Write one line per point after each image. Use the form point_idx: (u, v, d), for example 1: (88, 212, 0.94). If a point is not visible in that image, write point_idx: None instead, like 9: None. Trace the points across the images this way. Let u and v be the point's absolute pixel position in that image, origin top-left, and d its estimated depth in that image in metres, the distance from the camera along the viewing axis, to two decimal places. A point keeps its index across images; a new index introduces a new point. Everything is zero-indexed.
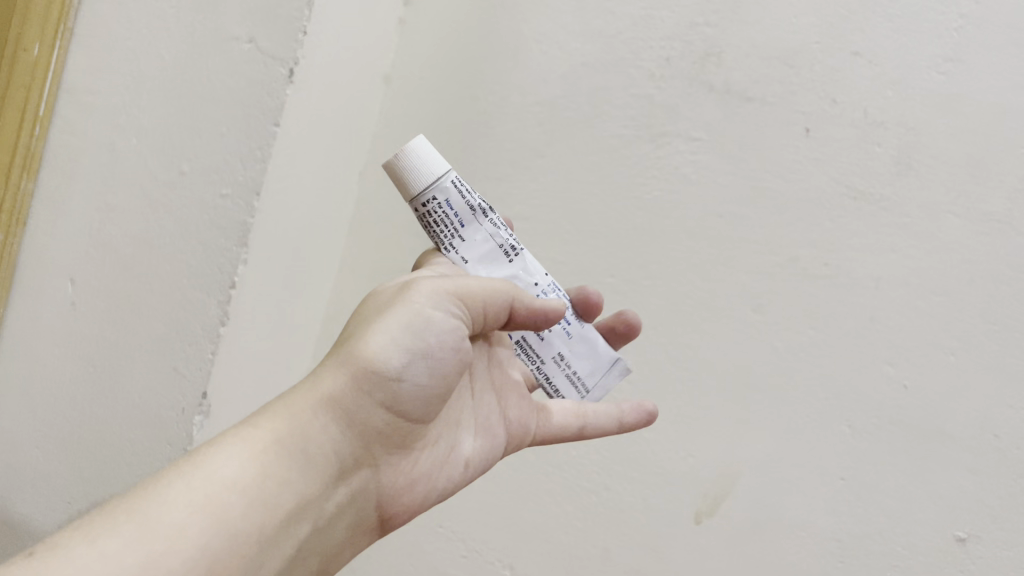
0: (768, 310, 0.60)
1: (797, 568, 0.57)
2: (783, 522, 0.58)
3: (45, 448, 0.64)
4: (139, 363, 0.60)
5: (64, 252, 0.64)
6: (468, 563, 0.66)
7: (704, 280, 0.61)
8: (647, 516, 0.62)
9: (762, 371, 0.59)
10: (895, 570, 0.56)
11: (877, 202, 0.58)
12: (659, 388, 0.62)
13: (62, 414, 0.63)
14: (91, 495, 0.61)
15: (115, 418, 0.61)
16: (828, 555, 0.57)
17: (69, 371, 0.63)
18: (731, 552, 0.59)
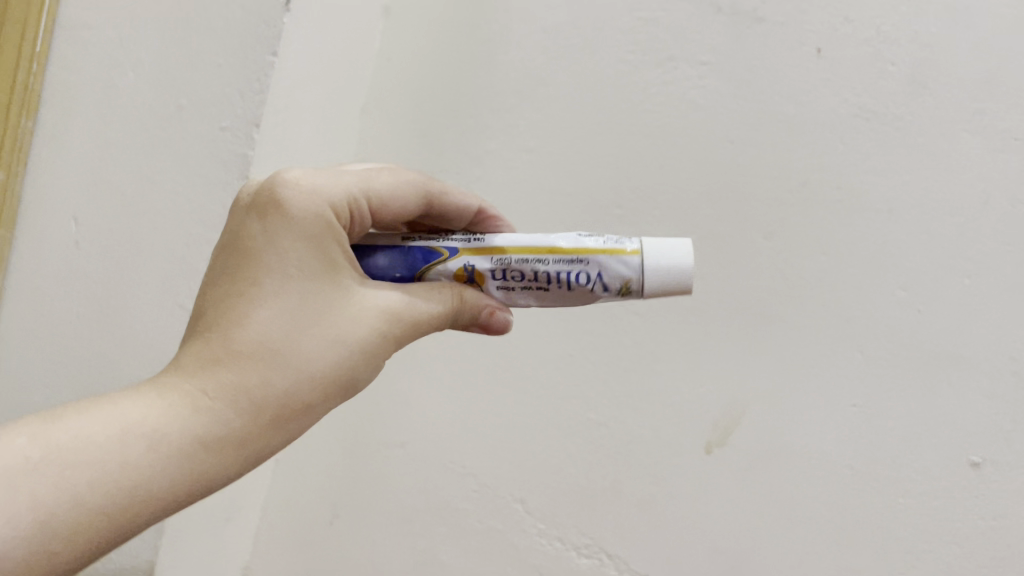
0: (778, 237, 0.59)
1: (809, 496, 0.57)
2: (795, 451, 0.57)
3: (54, 390, 0.64)
4: (144, 300, 0.60)
5: (67, 190, 0.64)
6: (479, 498, 0.66)
7: (714, 206, 0.60)
8: (658, 447, 0.61)
9: (772, 298, 0.58)
10: (909, 497, 0.54)
11: (891, 122, 0.56)
12: (670, 318, 0.62)
13: (70, 356, 0.63)
14: None
15: (123, 355, 0.61)
16: (841, 482, 0.56)
17: (77, 311, 0.63)
18: (741, 482, 0.58)
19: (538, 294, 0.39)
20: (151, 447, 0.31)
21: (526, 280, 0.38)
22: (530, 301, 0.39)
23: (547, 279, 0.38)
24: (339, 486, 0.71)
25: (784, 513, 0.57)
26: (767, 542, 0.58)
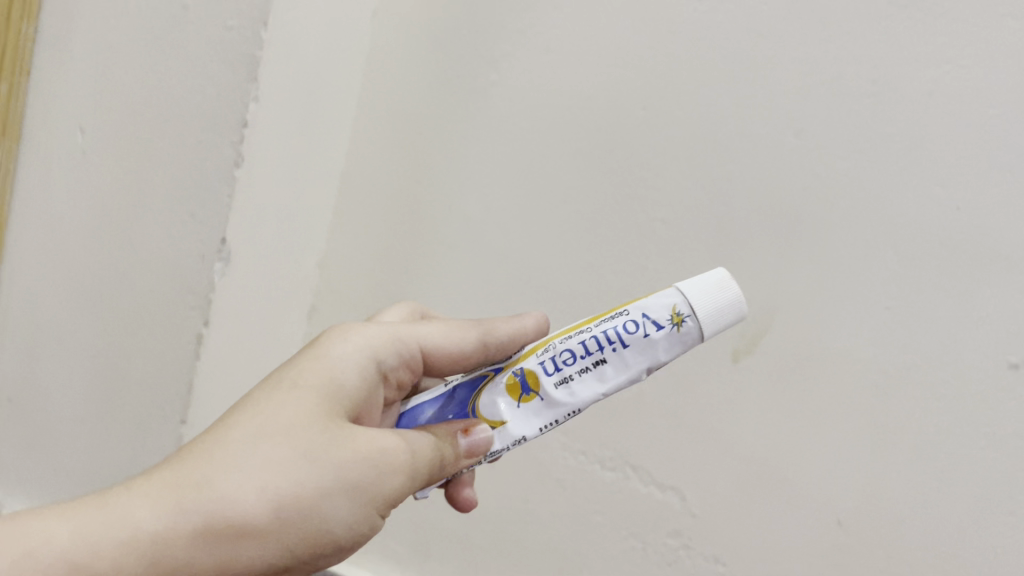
0: (807, 135, 0.55)
1: (836, 402, 0.54)
2: (825, 355, 0.55)
3: (78, 300, 0.65)
4: (157, 212, 0.60)
5: (78, 101, 0.64)
6: None
7: (737, 105, 0.57)
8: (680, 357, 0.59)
9: (802, 200, 0.55)
10: (943, 399, 0.51)
11: (928, 8, 0.51)
12: (692, 219, 0.58)
13: (93, 278, 0.64)
14: (121, 341, 0.63)
15: (140, 266, 0.62)
16: (873, 387, 0.53)
17: (94, 222, 0.64)
18: (763, 390, 0.57)
19: (596, 371, 0.38)
20: (155, 510, 0.32)
21: (582, 361, 0.39)
22: (591, 390, 0.38)
23: (600, 345, 0.38)
24: None
25: (811, 421, 0.55)
26: (789, 450, 0.56)
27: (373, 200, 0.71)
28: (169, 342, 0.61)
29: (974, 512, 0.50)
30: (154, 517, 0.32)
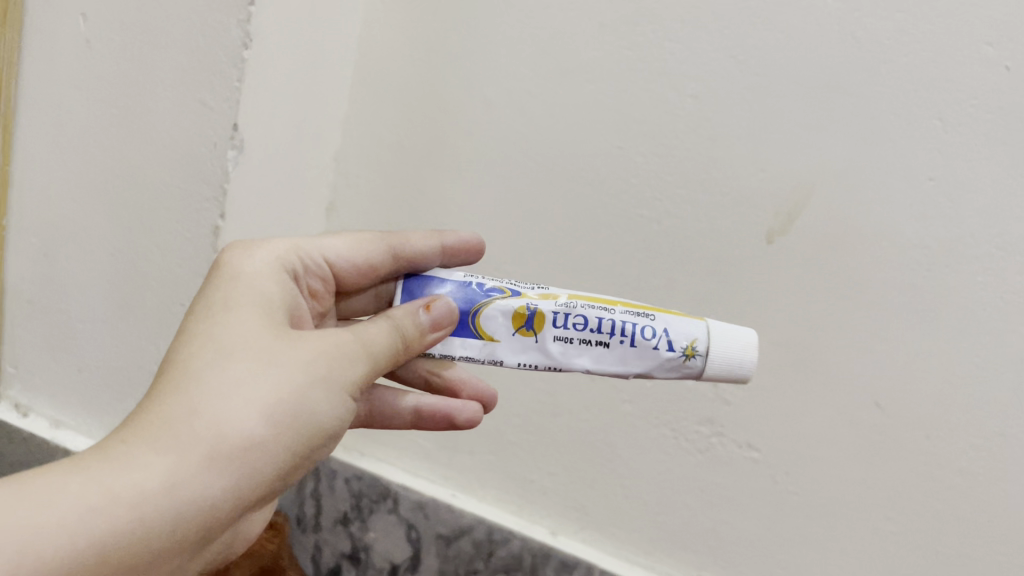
0: (1003, 65, 0.46)
1: (793, 361, 0.53)
2: (889, 318, 0.50)
3: (70, 259, 0.55)
4: (165, 158, 0.51)
5: (62, 21, 0.52)
6: (547, 398, 0.61)
7: (918, 27, 0.47)
8: (780, 329, 0.53)
9: (992, 146, 0.47)
10: (868, 358, 0.51)
11: None
12: (845, 164, 0.50)
13: (110, 287, 0.55)
14: (122, 300, 0.54)
15: (142, 220, 0.53)
16: (856, 348, 0.51)
17: (85, 167, 0.54)
18: (887, 354, 0.51)
19: (596, 351, 0.39)
20: (322, 391, 0.32)
21: (589, 332, 0.39)
22: (582, 361, 0.39)
23: (611, 331, 0.39)
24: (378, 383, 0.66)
25: (760, 381, 0.54)
26: (962, 425, 0.50)
27: (389, 168, 0.61)
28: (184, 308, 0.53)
29: (910, 475, 0.51)
30: (224, 401, 0.30)
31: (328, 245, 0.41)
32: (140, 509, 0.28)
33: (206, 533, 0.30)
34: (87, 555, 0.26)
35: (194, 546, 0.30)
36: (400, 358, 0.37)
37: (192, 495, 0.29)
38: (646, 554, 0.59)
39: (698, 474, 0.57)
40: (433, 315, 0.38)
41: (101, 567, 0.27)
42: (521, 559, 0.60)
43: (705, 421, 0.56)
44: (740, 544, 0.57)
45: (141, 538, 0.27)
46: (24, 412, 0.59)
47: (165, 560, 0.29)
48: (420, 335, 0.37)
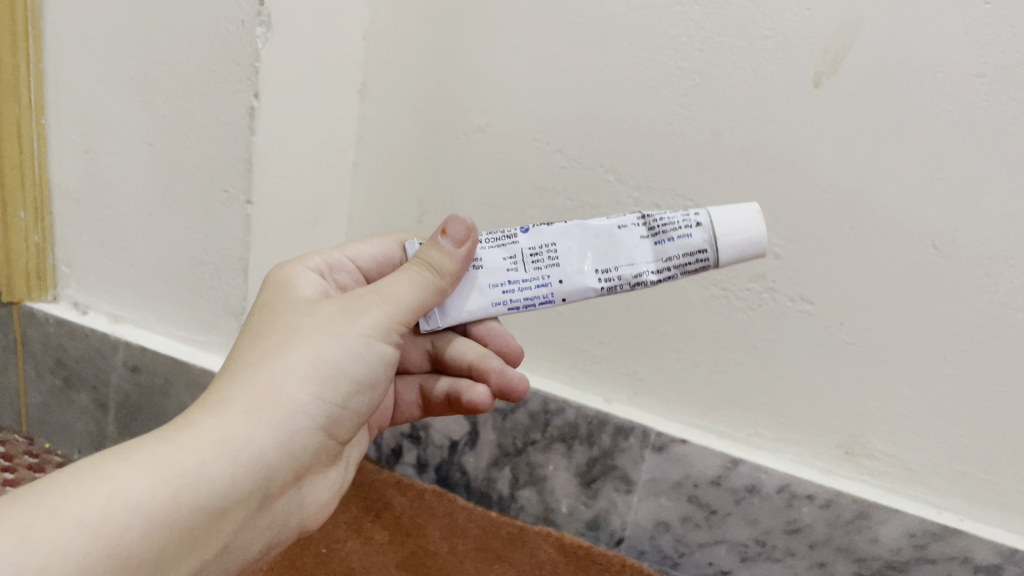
0: None
1: (845, 209, 0.52)
2: (943, 156, 0.48)
3: (111, 154, 0.56)
4: (193, 41, 0.50)
5: None
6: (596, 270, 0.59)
7: None
8: (831, 176, 0.51)
9: None
10: (923, 200, 0.50)
11: None
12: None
13: (154, 179, 0.55)
14: (166, 189, 0.55)
15: (177, 107, 0.52)
16: (911, 190, 0.50)
17: (113, 57, 0.53)
18: (943, 195, 0.49)
19: (611, 254, 0.38)
20: (344, 346, 0.35)
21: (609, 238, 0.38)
22: (605, 265, 0.38)
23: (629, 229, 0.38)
24: None
25: (812, 234, 0.53)
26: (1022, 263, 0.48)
27: (419, 44, 0.60)
28: (226, 193, 0.53)
29: (968, 318, 0.50)
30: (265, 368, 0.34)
31: (352, 250, 0.43)
32: (198, 459, 0.30)
33: (262, 477, 0.33)
34: (165, 497, 0.29)
35: (254, 493, 0.32)
36: (442, 285, 0.37)
37: (244, 440, 0.32)
38: (702, 415, 0.60)
39: (750, 331, 0.56)
40: (450, 240, 0.37)
41: (176, 513, 0.29)
42: (576, 427, 0.61)
43: (757, 277, 0.55)
44: (796, 398, 0.57)
45: (203, 485, 0.30)
46: (84, 310, 0.60)
47: (228, 503, 0.31)
48: (451, 254, 0.37)
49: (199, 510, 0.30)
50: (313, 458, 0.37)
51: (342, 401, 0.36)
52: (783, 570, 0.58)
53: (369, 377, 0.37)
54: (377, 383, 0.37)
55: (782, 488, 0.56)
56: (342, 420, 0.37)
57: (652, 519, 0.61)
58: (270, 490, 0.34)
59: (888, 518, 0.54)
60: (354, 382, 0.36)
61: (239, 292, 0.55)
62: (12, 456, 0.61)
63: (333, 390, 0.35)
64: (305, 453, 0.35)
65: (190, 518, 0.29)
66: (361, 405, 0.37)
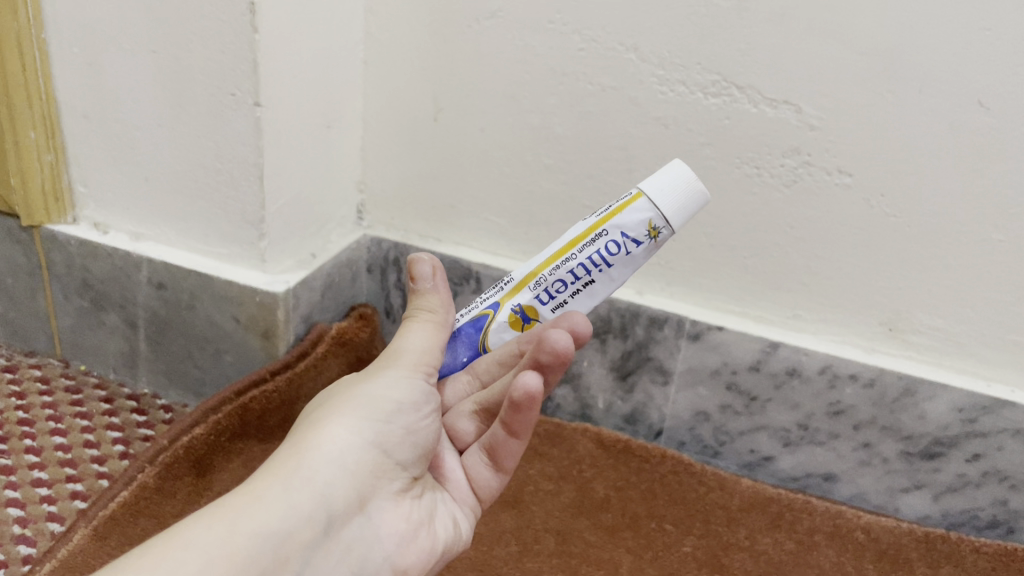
0: None
1: (886, 70, 0.48)
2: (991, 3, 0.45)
3: (111, 64, 0.54)
4: None
5: None
6: (620, 161, 0.56)
7: None
8: (868, 35, 0.48)
9: None
10: (968, 54, 0.46)
11: None
12: None
13: (159, 88, 0.53)
14: (171, 97, 0.53)
15: (173, 7, 0.50)
16: (955, 45, 0.46)
17: None
18: (990, 46, 0.46)
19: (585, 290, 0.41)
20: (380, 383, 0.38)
21: (572, 286, 0.41)
22: None
23: (587, 271, 0.40)
24: (430, 179, 0.62)
25: (848, 100, 0.50)
26: None
27: None
28: (233, 95, 0.51)
29: (1017, 178, 0.48)
30: (314, 419, 0.37)
31: None
32: (250, 499, 0.33)
33: (324, 503, 0.34)
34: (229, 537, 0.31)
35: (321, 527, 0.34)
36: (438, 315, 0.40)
37: (294, 470, 0.34)
38: (739, 301, 0.57)
39: (786, 210, 0.53)
40: (421, 279, 0.40)
41: (239, 543, 0.31)
42: (609, 322, 0.59)
43: (791, 152, 0.52)
44: (835, 277, 0.54)
45: (257, 515, 0.32)
46: (104, 231, 0.60)
47: (291, 531, 0.33)
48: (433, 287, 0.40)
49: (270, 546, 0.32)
50: (384, 492, 0.37)
51: (391, 426, 0.37)
52: (826, 453, 0.57)
53: (410, 400, 0.38)
54: (425, 404, 0.39)
55: (824, 369, 0.55)
56: (401, 449, 0.38)
57: (691, 409, 0.60)
58: (339, 521, 0.35)
59: (935, 394, 0.53)
60: (394, 403, 0.38)
61: (257, 201, 0.54)
62: (49, 379, 0.62)
63: (375, 414, 0.37)
64: (370, 484, 0.36)
65: (253, 547, 0.31)
66: (416, 431, 0.39)
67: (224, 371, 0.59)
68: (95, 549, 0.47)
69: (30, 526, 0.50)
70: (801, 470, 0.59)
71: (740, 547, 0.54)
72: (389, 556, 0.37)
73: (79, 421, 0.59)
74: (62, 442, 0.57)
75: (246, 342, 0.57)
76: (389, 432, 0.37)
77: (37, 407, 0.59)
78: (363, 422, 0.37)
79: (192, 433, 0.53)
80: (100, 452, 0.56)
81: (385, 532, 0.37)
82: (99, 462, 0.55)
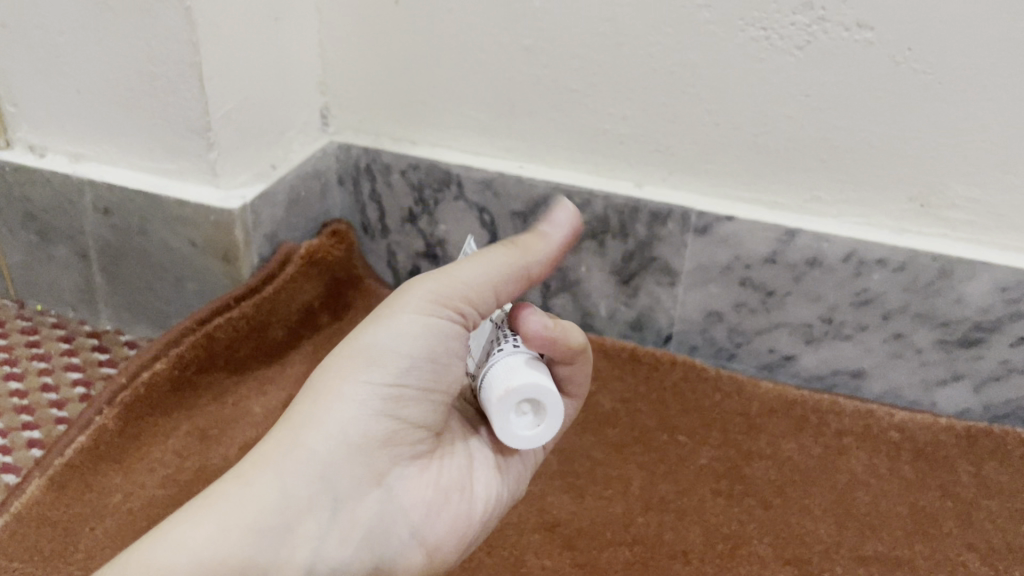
0: None
1: None
2: None
3: None
4: None
5: None
6: (607, 34, 0.49)
7: None
8: None
9: None
10: None
11: None
12: None
13: None
14: None
15: None
16: None
17: None
18: None
19: None
20: (399, 323, 0.34)
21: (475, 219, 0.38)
22: None
23: None
24: (397, 74, 0.55)
25: None
26: None
27: None
28: None
29: None
30: (313, 388, 0.34)
31: None
32: (247, 476, 0.32)
33: (323, 484, 0.33)
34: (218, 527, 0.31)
35: (326, 499, 0.33)
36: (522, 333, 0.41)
37: (287, 453, 0.33)
38: (750, 187, 0.51)
39: (797, 76, 0.47)
40: None
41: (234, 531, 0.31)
42: (606, 220, 0.54)
43: (803, 8, 0.45)
44: (856, 150, 0.48)
45: (249, 502, 0.32)
46: (41, 154, 0.54)
47: (289, 520, 0.32)
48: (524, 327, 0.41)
49: (260, 529, 0.32)
50: (408, 454, 0.35)
51: (402, 390, 0.34)
52: (854, 348, 0.52)
53: (425, 355, 0.34)
54: (445, 354, 0.34)
55: (848, 255, 0.49)
56: (425, 409, 0.35)
57: (701, 310, 0.55)
58: (349, 497, 0.33)
59: (974, 274, 0.47)
60: (407, 356, 0.33)
61: (199, 106, 0.48)
62: (3, 322, 0.57)
63: (381, 371, 0.33)
64: (383, 448, 0.34)
65: (248, 545, 0.31)
66: (437, 384, 0.35)
67: (188, 300, 0.54)
68: (54, 500, 0.43)
69: None
70: (826, 367, 0.53)
71: (761, 454, 0.50)
72: (417, 525, 0.35)
73: (36, 363, 0.54)
74: (17, 387, 0.52)
75: (206, 267, 0.52)
76: (400, 397, 0.34)
77: None
78: (362, 393, 0.33)
79: (153, 369, 0.48)
80: (59, 396, 0.52)
81: (415, 499, 0.35)
82: (58, 407, 0.51)
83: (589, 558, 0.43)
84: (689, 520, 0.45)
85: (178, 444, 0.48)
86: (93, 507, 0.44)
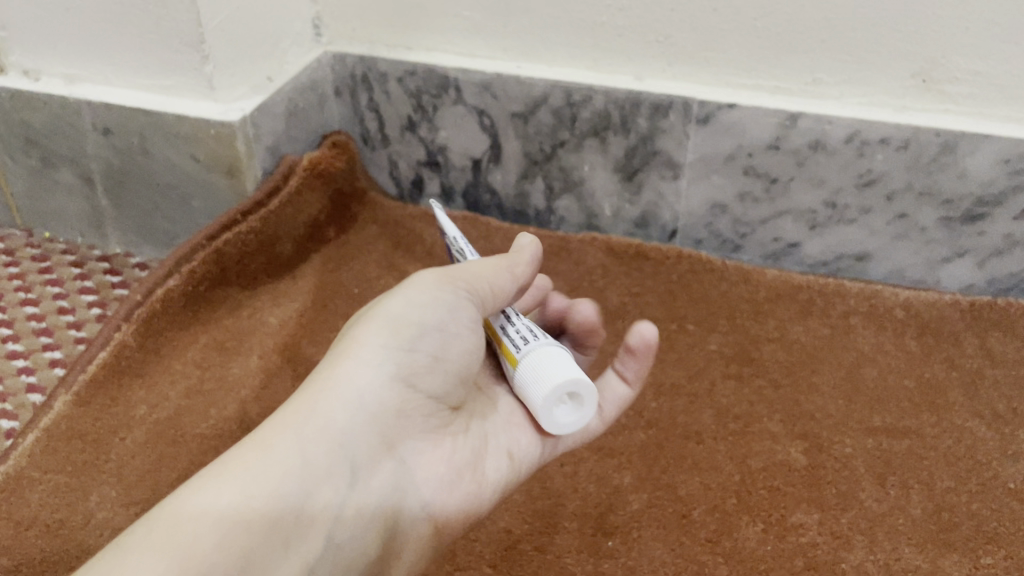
0: None
1: None
2: None
3: None
4: None
5: None
6: None
7: None
8: None
9: None
10: None
11: None
12: None
13: None
14: None
15: None
16: None
17: None
18: None
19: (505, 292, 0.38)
20: (410, 300, 0.34)
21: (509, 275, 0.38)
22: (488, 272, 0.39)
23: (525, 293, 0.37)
24: None
25: None
26: None
27: None
28: None
29: None
30: (335, 361, 0.33)
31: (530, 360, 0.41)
32: (268, 443, 0.31)
33: (344, 452, 0.32)
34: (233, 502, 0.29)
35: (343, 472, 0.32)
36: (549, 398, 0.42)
37: (310, 418, 0.32)
38: (749, 73, 0.50)
39: None
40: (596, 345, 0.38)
41: (255, 505, 0.30)
42: (607, 116, 0.53)
43: None
44: (857, 28, 0.47)
45: (271, 466, 0.30)
46: (36, 78, 0.53)
47: (311, 487, 0.31)
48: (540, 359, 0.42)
49: (279, 501, 0.30)
50: (421, 429, 0.34)
51: (420, 359, 0.34)
52: (858, 230, 0.52)
53: (441, 323, 0.34)
54: (459, 331, 0.34)
55: (851, 137, 0.49)
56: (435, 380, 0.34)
57: (706, 203, 0.55)
58: (365, 467, 0.33)
59: (977, 147, 0.47)
60: (422, 326, 0.34)
61: (190, 18, 0.47)
62: (14, 251, 0.58)
63: (399, 340, 0.33)
64: (397, 423, 0.34)
65: (269, 513, 0.30)
66: (450, 360, 0.34)
67: (194, 217, 0.54)
68: (82, 414, 0.44)
69: (9, 400, 0.47)
70: (831, 252, 0.54)
71: (769, 338, 0.51)
72: (425, 504, 0.34)
73: (49, 288, 0.55)
74: (33, 312, 0.53)
75: (210, 182, 0.52)
76: (416, 363, 0.34)
77: (4, 279, 0.55)
78: (381, 359, 0.33)
79: (166, 286, 0.49)
80: (75, 317, 0.53)
81: (421, 478, 0.34)
82: (76, 328, 0.52)
83: (605, 442, 0.44)
84: (700, 403, 0.46)
85: (198, 355, 0.49)
86: (120, 419, 0.45)
